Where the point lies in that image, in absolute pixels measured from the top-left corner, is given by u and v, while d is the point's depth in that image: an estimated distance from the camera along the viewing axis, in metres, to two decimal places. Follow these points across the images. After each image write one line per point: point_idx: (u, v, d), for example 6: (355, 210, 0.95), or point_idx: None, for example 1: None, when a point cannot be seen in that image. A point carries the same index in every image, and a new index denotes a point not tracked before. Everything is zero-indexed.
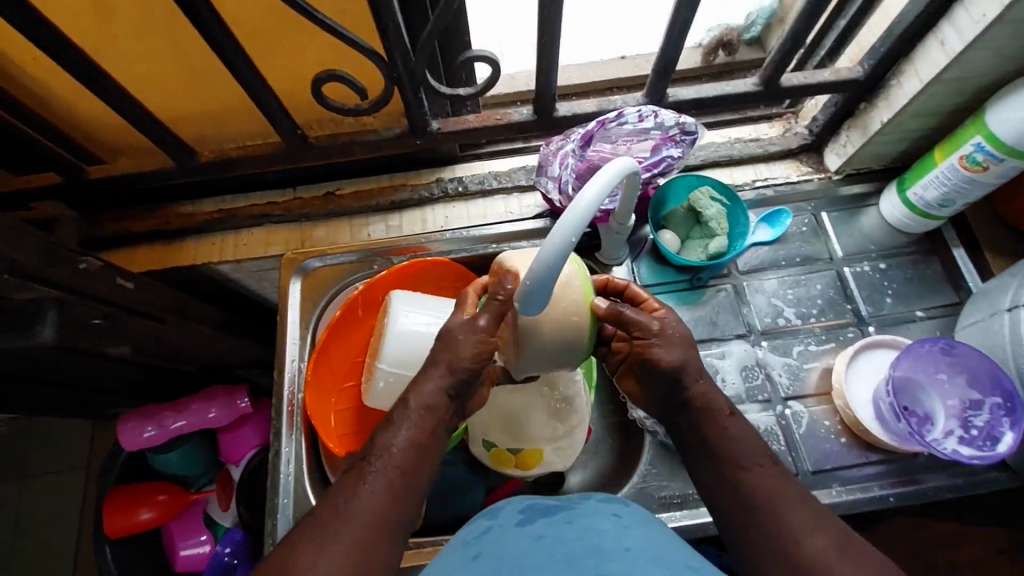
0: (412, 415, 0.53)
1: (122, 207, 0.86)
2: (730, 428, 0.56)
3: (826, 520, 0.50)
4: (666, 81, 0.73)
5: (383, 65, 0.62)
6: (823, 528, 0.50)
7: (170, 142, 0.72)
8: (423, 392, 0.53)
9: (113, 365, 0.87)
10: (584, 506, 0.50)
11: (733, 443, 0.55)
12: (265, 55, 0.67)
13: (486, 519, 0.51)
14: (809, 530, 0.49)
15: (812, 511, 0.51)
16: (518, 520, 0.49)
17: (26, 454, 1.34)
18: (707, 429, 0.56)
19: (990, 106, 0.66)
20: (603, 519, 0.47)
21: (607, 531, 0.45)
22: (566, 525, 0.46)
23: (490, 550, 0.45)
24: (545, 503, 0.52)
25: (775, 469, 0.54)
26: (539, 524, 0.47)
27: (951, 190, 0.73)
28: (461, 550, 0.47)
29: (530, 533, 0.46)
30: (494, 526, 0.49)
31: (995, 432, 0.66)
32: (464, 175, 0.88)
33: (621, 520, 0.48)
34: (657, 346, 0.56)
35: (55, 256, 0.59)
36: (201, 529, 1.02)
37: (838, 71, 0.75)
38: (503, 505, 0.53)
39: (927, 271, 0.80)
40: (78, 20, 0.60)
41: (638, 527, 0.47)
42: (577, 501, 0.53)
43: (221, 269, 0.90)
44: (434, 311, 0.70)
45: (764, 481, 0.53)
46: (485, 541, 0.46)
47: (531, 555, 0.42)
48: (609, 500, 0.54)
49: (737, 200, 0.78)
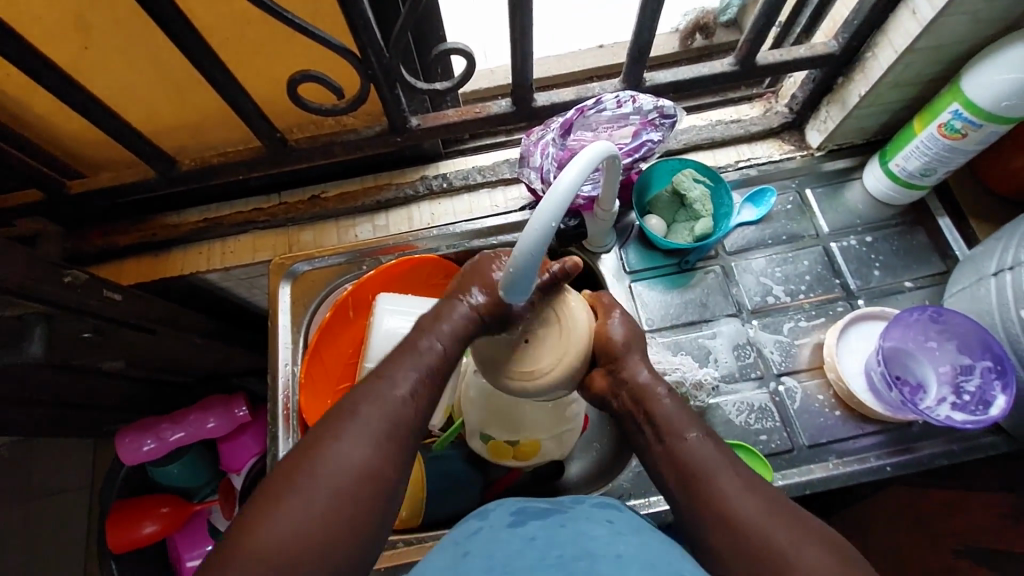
0: (451, 328, 0.54)
1: (107, 222, 0.86)
2: (654, 407, 0.55)
3: (763, 486, 0.51)
4: (642, 65, 0.73)
5: (357, 62, 0.62)
6: (759, 493, 0.50)
7: (149, 152, 0.72)
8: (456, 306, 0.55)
9: (106, 380, 0.86)
10: (577, 510, 0.50)
11: (664, 412, 0.55)
12: (239, 59, 0.67)
13: (473, 521, 0.50)
14: (743, 497, 0.49)
15: (748, 479, 0.51)
16: (509, 521, 0.47)
17: (27, 475, 1.34)
18: (643, 406, 0.56)
19: (966, 74, 0.67)
20: (597, 524, 0.47)
21: (600, 537, 0.44)
22: (559, 528, 0.45)
23: (478, 548, 0.44)
24: (537, 505, 0.51)
25: (711, 437, 0.54)
26: (531, 527, 0.46)
27: (932, 159, 0.73)
28: (449, 547, 0.46)
29: (522, 534, 0.45)
30: (483, 527, 0.48)
31: (987, 396, 0.66)
32: (448, 171, 0.88)
33: (614, 526, 0.47)
34: (612, 322, 0.58)
35: (39, 271, 0.59)
36: (206, 540, 1.04)
37: (813, 47, 0.75)
38: (492, 505, 0.52)
39: (913, 242, 0.81)
40: (47, 33, 0.60)
41: (633, 532, 0.46)
42: (569, 504, 0.52)
43: (210, 278, 0.89)
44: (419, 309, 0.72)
45: (701, 448, 0.52)
46: (473, 540, 0.46)
47: (522, 556, 0.41)
48: (602, 504, 0.53)
49: (720, 180, 0.79)
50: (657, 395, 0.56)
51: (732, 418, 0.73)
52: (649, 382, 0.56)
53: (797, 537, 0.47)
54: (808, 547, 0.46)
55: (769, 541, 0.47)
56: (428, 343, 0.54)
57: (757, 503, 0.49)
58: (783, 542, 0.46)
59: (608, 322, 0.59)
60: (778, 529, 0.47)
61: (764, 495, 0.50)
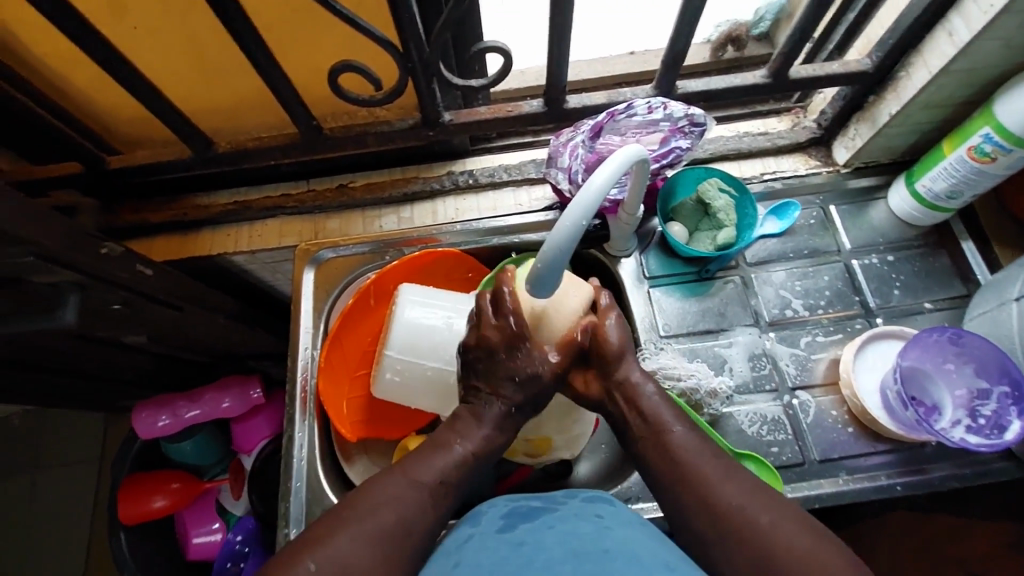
0: (469, 449, 0.58)
1: (140, 199, 0.88)
2: (638, 397, 0.59)
3: (743, 475, 0.54)
4: (675, 73, 0.74)
5: (398, 55, 0.63)
6: (738, 480, 0.53)
7: (188, 132, 0.74)
8: (482, 426, 0.59)
9: (129, 353, 0.88)
10: (566, 507, 0.51)
11: (650, 407, 0.59)
12: (281, 46, 0.69)
13: (467, 526, 0.51)
14: (724, 479, 0.53)
15: (727, 463, 0.55)
16: (499, 526, 0.49)
17: (41, 444, 1.36)
18: (630, 401, 0.60)
19: (998, 98, 0.67)
20: (584, 521, 0.48)
21: (587, 534, 0.45)
22: (547, 529, 0.47)
23: (467, 560, 0.45)
24: (527, 505, 0.52)
25: (692, 431, 0.57)
26: (520, 530, 0.47)
27: (959, 181, 0.73)
28: (442, 561, 0.48)
29: (510, 538, 0.46)
30: (475, 534, 0.49)
31: (1002, 420, 0.66)
32: (475, 168, 0.90)
33: (602, 521, 0.49)
34: (609, 322, 0.61)
35: (78, 242, 0.61)
36: (213, 517, 1.04)
37: (846, 64, 0.76)
38: (484, 509, 0.53)
39: (935, 264, 0.81)
40: (101, 11, 0.62)
41: (620, 526, 0.48)
42: (560, 500, 0.54)
43: (236, 260, 0.91)
44: (442, 305, 0.72)
45: (682, 442, 0.56)
46: (464, 550, 0.47)
47: (508, 563, 0.43)
48: (594, 499, 0.54)
49: (745, 192, 0.79)
50: (642, 386, 0.60)
51: (744, 428, 0.73)
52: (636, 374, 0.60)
53: (778, 520, 0.50)
54: (787, 528, 0.49)
55: (752, 526, 0.50)
56: (461, 449, 0.58)
57: (737, 491, 0.52)
58: (766, 526, 0.50)
59: (604, 322, 0.61)
60: (761, 514, 0.50)
61: (746, 482, 0.53)
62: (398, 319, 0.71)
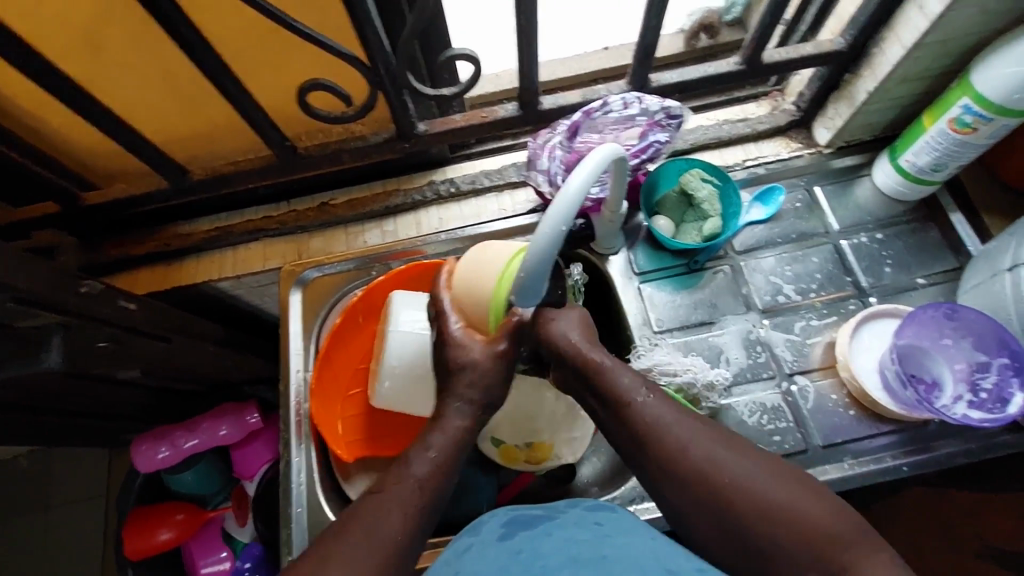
0: (443, 447, 0.55)
1: (120, 234, 0.88)
2: (606, 378, 0.57)
3: (708, 426, 0.56)
4: (649, 66, 0.73)
5: (365, 68, 0.63)
6: (708, 437, 0.55)
7: (162, 163, 0.73)
8: (447, 427, 0.56)
9: (121, 389, 0.87)
10: (568, 515, 0.50)
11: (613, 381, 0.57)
12: (247, 69, 0.68)
13: (467, 535, 0.51)
14: (691, 443, 0.54)
15: (692, 422, 0.56)
16: (499, 534, 0.48)
17: (45, 487, 1.35)
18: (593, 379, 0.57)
19: (974, 68, 0.66)
20: (584, 529, 0.47)
21: (587, 543, 0.45)
22: (545, 538, 0.46)
23: (466, 570, 0.44)
24: (528, 514, 0.51)
25: (660, 396, 0.57)
26: (518, 538, 0.47)
27: (943, 154, 0.72)
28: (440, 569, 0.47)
29: (508, 547, 0.46)
30: (474, 543, 0.48)
31: (1004, 393, 0.66)
32: (456, 176, 0.89)
33: (602, 530, 0.47)
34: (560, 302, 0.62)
35: (59, 283, 0.60)
36: (221, 546, 1.02)
37: (820, 44, 0.75)
38: (485, 519, 0.52)
39: (925, 238, 0.80)
40: (62, 49, 0.61)
41: (620, 535, 0.46)
42: (562, 509, 0.52)
43: (222, 287, 0.90)
44: None
45: (652, 408, 0.56)
46: (462, 558, 0.46)
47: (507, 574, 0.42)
48: (596, 507, 0.53)
49: (729, 180, 0.78)
50: (610, 369, 0.57)
51: (745, 419, 0.72)
52: (587, 350, 0.58)
53: (753, 472, 0.53)
54: (760, 484, 0.52)
55: (730, 488, 0.52)
56: (418, 472, 0.54)
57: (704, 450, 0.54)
58: (742, 486, 0.52)
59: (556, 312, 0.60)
60: (734, 472, 0.53)
61: (715, 436, 0.55)
62: (395, 329, 0.71)
